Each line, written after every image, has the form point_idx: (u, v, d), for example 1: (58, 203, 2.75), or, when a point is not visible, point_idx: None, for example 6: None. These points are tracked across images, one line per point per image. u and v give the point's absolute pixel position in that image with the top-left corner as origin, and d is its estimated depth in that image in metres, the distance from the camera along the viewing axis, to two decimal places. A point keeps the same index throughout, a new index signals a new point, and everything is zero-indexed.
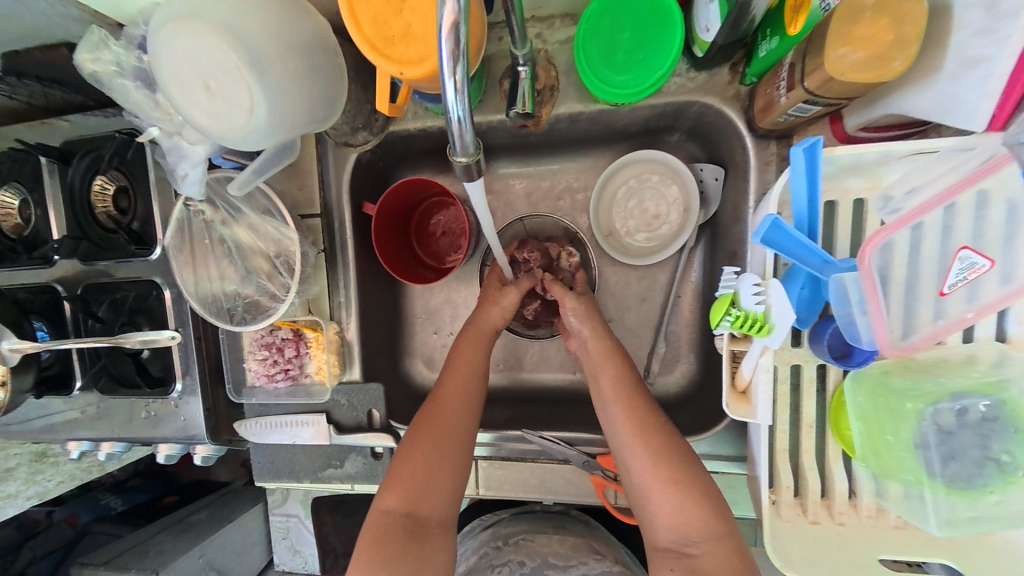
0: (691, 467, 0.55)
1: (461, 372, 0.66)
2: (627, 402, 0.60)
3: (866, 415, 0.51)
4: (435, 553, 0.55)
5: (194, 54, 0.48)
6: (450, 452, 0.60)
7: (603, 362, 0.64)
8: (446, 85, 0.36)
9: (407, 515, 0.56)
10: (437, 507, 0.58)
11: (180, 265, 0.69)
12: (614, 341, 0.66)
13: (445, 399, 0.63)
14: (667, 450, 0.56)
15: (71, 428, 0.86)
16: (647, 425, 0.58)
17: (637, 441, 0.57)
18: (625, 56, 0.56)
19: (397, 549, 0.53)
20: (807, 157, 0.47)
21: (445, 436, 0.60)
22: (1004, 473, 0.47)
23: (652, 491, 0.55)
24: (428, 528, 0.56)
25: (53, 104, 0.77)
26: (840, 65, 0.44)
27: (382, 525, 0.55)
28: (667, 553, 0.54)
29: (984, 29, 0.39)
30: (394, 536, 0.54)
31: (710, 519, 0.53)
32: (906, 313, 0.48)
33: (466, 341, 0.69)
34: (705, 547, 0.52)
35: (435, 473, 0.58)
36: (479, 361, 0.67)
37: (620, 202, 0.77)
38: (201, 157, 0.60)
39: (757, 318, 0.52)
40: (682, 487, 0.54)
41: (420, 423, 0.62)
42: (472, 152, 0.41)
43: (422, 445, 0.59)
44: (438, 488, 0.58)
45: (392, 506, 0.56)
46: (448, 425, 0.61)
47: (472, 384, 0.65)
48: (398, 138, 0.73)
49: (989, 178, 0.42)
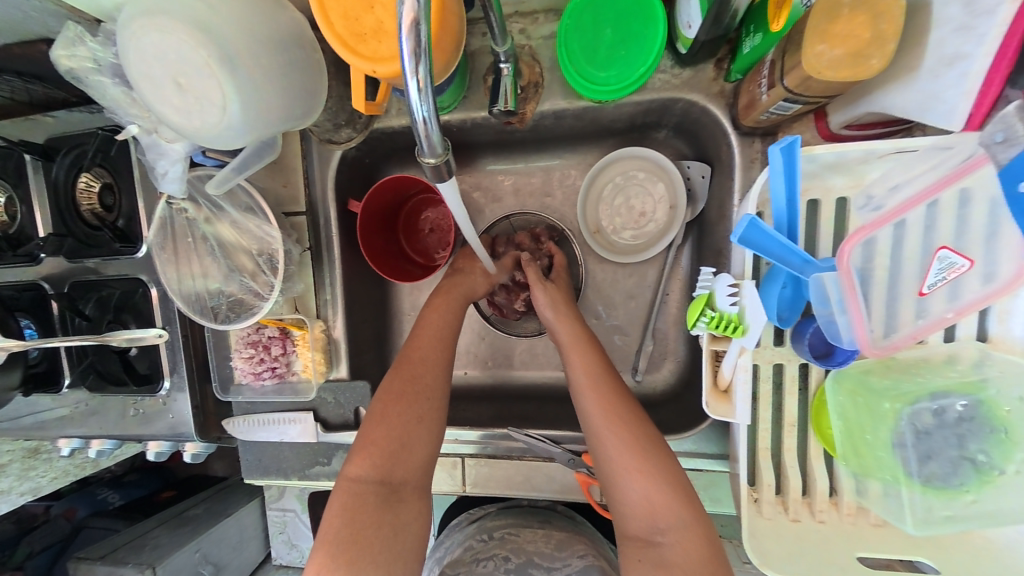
0: (660, 454, 0.56)
1: (431, 336, 0.66)
2: (599, 387, 0.60)
3: (846, 414, 0.52)
4: (411, 519, 0.56)
5: (162, 50, 0.47)
6: (427, 416, 0.60)
7: (572, 348, 0.65)
8: (409, 84, 0.35)
9: (380, 483, 0.56)
10: (411, 470, 0.58)
11: (164, 263, 0.70)
12: (583, 327, 0.68)
13: (420, 362, 0.63)
14: (635, 437, 0.57)
15: (62, 425, 0.87)
16: (617, 412, 0.58)
17: (606, 429, 0.57)
18: (607, 53, 0.56)
19: (370, 515, 0.54)
20: (785, 157, 0.46)
21: (420, 400, 0.61)
22: (979, 473, 0.47)
23: (622, 479, 0.55)
24: (402, 494, 0.56)
25: (38, 99, 0.73)
26: (817, 63, 0.43)
27: (354, 493, 0.55)
28: (636, 543, 0.54)
29: (962, 26, 0.38)
30: (366, 503, 0.54)
31: (678, 506, 0.53)
32: (887, 312, 0.48)
33: (437, 303, 0.70)
34: (673, 536, 0.52)
35: (411, 439, 0.59)
36: (450, 321, 0.68)
37: (607, 199, 0.76)
38: (180, 155, 0.60)
39: (732, 320, 0.52)
40: (651, 473, 0.55)
41: (393, 389, 0.61)
42: (441, 152, 0.41)
43: (397, 412, 0.59)
44: (413, 454, 0.58)
45: (362, 474, 0.56)
46: (423, 390, 0.61)
47: (442, 346, 0.66)
48: (383, 135, 0.73)
49: (969, 177, 0.42)
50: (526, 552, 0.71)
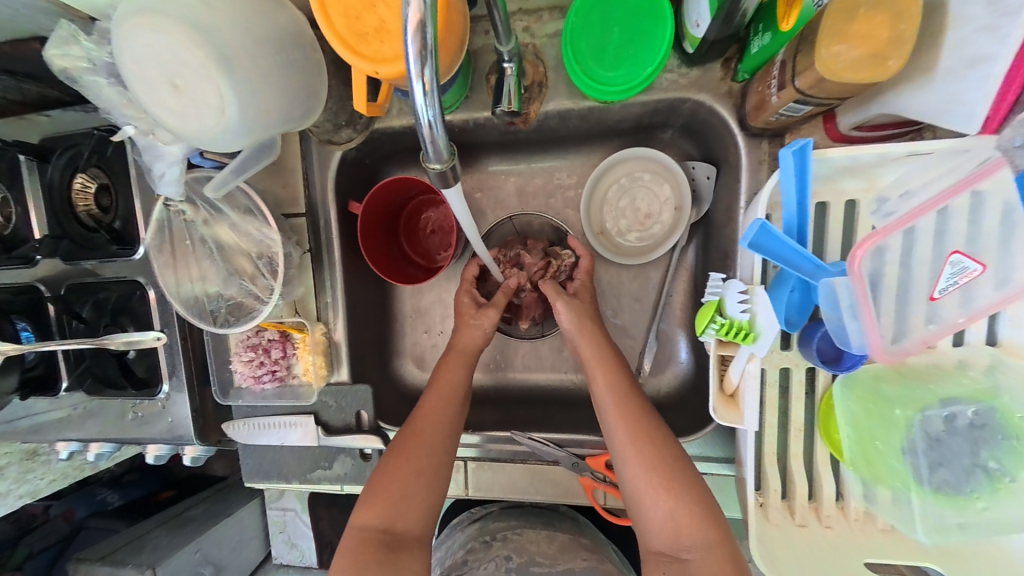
0: (684, 470, 0.56)
1: (443, 392, 0.65)
2: (625, 403, 0.60)
3: (857, 421, 0.51)
4: (412, 564, 0.55)
5: (158, 51, 0.46)
6: (428, 470, 0.59)
7: (596, 365, 0.64)
8: (414, 87, 0.34)
9: (383, 530, 0.56)
10: (415, 521, 0.57)
11: (161, 267, 0.68)
12: (609, 342, 0.66)
13: (425, 419, 0.63)
14: (659, 453, 0.56)
15: (60, 427, 0.86)
16: (643, 428, 0.58)
17: (631, 448, 0.57)
18: (614, 53, 0.55)
19: (374, 560, 0.53)
20: (797, 159, 0.46)
21: (422, 454, 0.60)
22: (992, 480, 0.46)
23: (646, 498, 0.55)
24: (404, 542, 0.56)
25: (31, 99, 0.71)
26: (833, 63, 0.42)
27: (358, 540, 0.55)
28: (663, 557, 0.53)
29: (985, 26, 0.37)
30: (369, 550, 0.54)
31: (701, 524, 0.53)
32: (899, 318, 0.47)
33: (448, 361, 0.69)
34: (698, 553, 0.52)
35: (412, 491, 0.58)
36: (461, 382, 0.67)
37: (612, 200, 0.75)
38: (177, 157, 0.59)
39: (743, 327, 0.51)
40: (675, 490, 0.54)
41: (398, 441, 0.62)
42: (446, 157, 0.40)
43: (400, 463, 0.59)
44: (414, 505, 0.58)
45: (368, 521, 0.56)
46: (427, 443, 0.61)
47: (454, 404, 0.65)
48: (385, 135, 0.72)
49: (986, 181, 0.41)
50: (529, 551, 0.71)
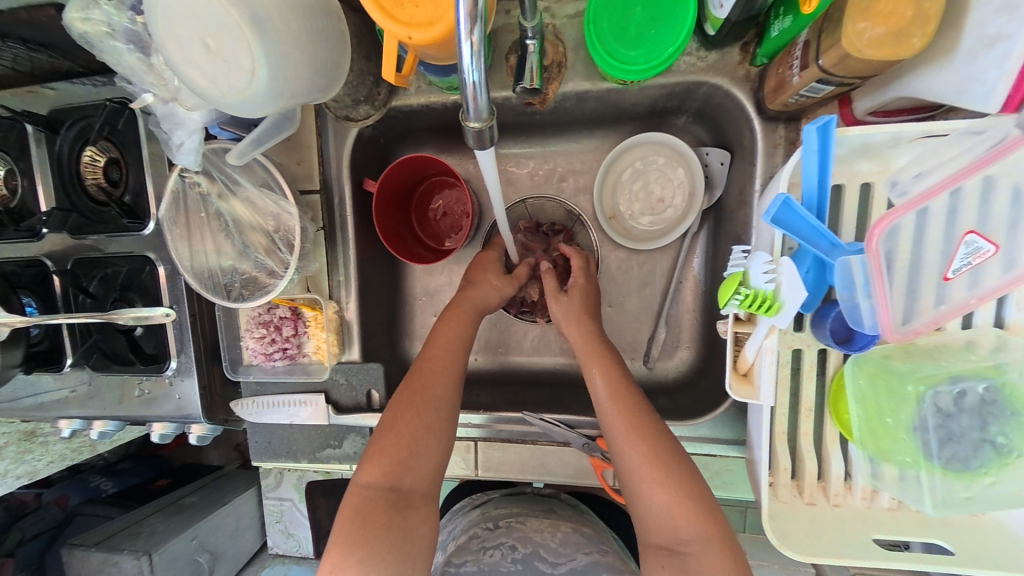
0: (681, 467, 0.54)
1: (443, 348, 0.64)
2: (623, 400, 0.58)
3: (865, 399, 0.52)
4: (421, 525, 0.55)
5: (193, 11, 0.46)
6: (437, 424, 0.59)
7: (589, 361, 0.62)
8: (462, 46, 0.35)
9: (390, 489, 0.55)
10: (421, 478, 0.57)
11: (176, 238, 0.68)
12: (598, 340, 0.64)
13: (430, 372, 0.62)
14: (656, 449, 0.54)
15: (61, 406, 0.84)
16: (641, 421, 0.56)
17: (626, 439, 0.56)
18: (636, 31, 0.55)
19: (380, 522, 0.53)
20: (820, 135, 0.47)
21: (429, 409, 0.59)
22: (998, 455, 0.48)
23: (643, 489, 0.54)
24: (411, 501, 0.55)
25: (40, 69, 0.73)
26: (857, 40, 0.43)
27: (364, 499, 0.54)
28: (659, 551, 0.52)
29: (1004, 6, 0.38)
30: (377, 510, 0.53)
31: (701, 517, 0.51)
32: (909, 298, 0.48)
33: (449, 316, 0.67)
34: (696, 546, 0.50)
35: (420, 447, 0.57)
36: (464, 337, 0.66)
37: (625, 184, 0.76)
38: (198, 125, 0.58)
39: (767, 297, 0.51)
40: (672, 484, 0.53)
41: (402, 398, 0.60)
42: (485, 117, 0.40)
43: (406, 419, 0.58)
44: (422, 462, 0.57)
45: (373, 480, 0.55)
46: (431, 399, 0.60)
47: (455, 359, 0.64)
48: (401, 113, 0.72)
49: (995, 165, 0.42)
50: (533, 542, 0.70)
